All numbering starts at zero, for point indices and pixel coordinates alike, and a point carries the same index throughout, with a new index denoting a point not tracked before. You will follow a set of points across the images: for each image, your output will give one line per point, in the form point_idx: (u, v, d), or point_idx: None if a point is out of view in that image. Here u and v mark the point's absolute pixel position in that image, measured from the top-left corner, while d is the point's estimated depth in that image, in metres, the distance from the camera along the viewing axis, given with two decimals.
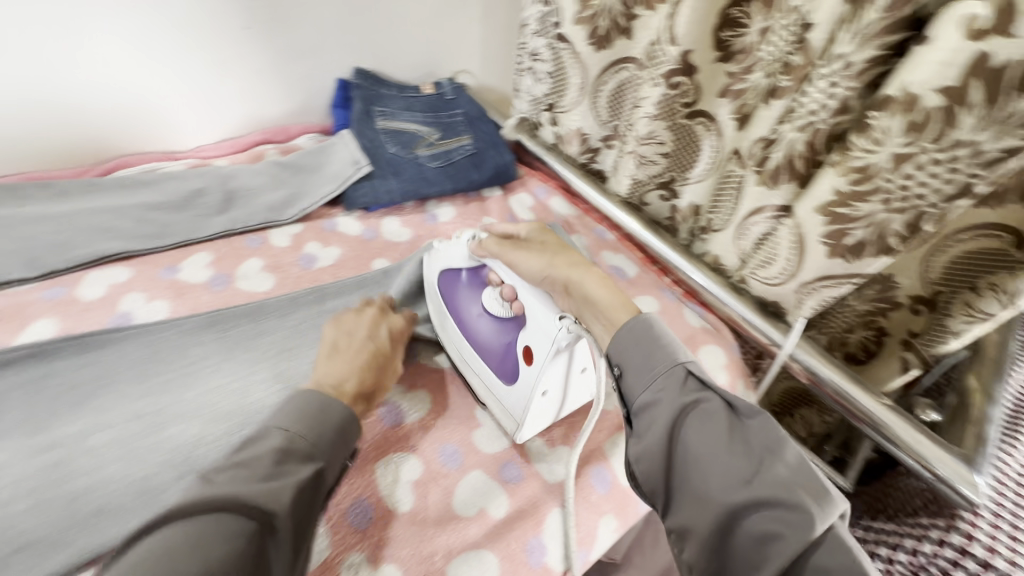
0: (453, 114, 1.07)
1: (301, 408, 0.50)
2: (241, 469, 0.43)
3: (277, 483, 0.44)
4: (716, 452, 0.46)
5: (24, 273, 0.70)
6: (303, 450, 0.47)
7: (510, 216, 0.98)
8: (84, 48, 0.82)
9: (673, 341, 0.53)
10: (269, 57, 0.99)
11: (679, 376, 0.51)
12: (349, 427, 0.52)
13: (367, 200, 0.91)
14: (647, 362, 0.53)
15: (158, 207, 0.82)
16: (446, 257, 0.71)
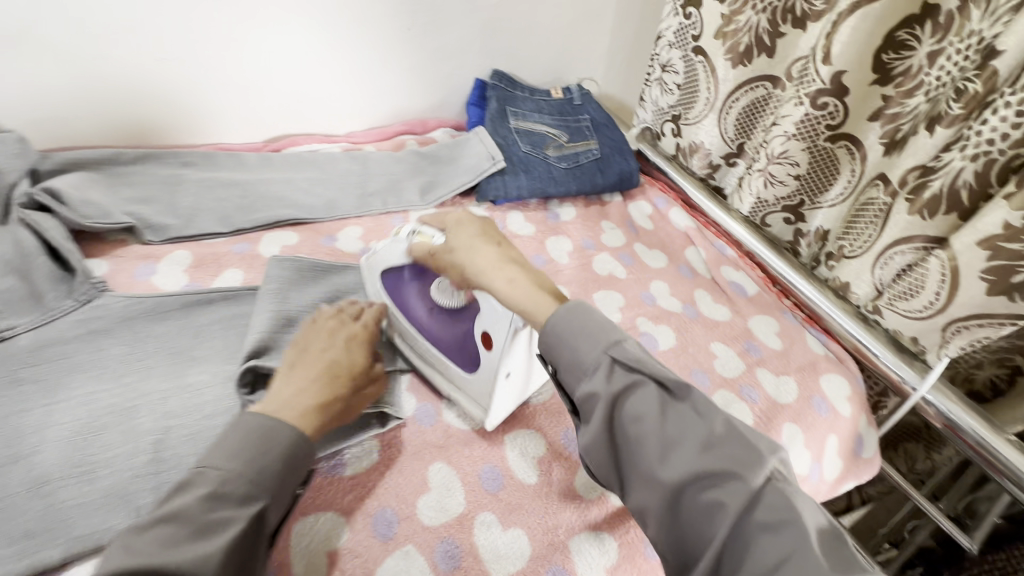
0: (580, 118, 1.11)
1: (261, 436, 0.48)
2: (173, 525, 0.41)
3: (209, 543, 0.42)
4: (659, 432, 0.48)
5: (217, 228, 0.81)
6: (231, 497, 0.45)
7: (630, 223, 1.02)
8: (271, 40, 0.92)
9: (601, 325, 0.53)
10: (419, 56, 1.08)
11: (605, 365, 0.51)
12: (301, 460, 0.50)
13: (498, 194, 0.97)
14: (573, 354, 0.52)
15: (321, 183, 0.92)
16: (385, 257, 0.69)
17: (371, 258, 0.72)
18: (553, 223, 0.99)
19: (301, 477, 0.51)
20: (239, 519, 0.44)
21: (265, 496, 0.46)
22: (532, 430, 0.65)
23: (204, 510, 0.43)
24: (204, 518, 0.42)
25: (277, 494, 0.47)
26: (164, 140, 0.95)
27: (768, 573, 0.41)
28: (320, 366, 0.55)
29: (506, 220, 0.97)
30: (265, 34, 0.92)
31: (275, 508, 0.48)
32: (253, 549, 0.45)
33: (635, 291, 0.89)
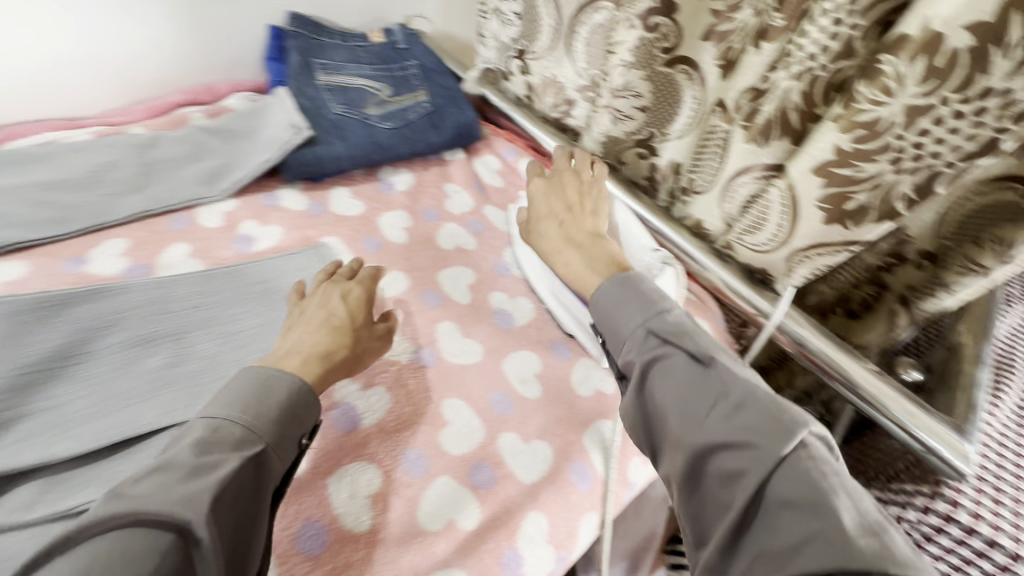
0: (406, 65, 0.95)
1: (274, 394, 0.48)
2: (162, 474, 0.39)
3: (202, 481, 0.39)
4: (680, 400, 0.48)
5: None
6: (228, 442, 0.43)
7: (476, 182, 0.90)
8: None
9: (649, 302, 0.56)
10: (183, 2, 0.84)
11: (639, 337, 0.54)
12: (305, 405, 0.49)
13: (309, 169, 0.80)
14: (613, 327, 0.56)
15: (60, 186, 0.69)
16: (539, 202, 0.77)
17: (521, 205, 0.81)
18: (385, 196, 0.84)
19: (306, 431, 0.50)
20: (234, 459, 0.42)
21: (264, 439, 0.45)
22: (363, 459, 0.54)
23: (200, 455, 0.41)
24: (188, 461, 0.40)
25: (276, 441, 0.46)
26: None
27: (791, 548, 0.40)
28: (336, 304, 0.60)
29: (327, 199, 0.81)
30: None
31: (280, 454, 0.46)
32: (254, 495, 0.43)
33: (487, 263, 0.79)
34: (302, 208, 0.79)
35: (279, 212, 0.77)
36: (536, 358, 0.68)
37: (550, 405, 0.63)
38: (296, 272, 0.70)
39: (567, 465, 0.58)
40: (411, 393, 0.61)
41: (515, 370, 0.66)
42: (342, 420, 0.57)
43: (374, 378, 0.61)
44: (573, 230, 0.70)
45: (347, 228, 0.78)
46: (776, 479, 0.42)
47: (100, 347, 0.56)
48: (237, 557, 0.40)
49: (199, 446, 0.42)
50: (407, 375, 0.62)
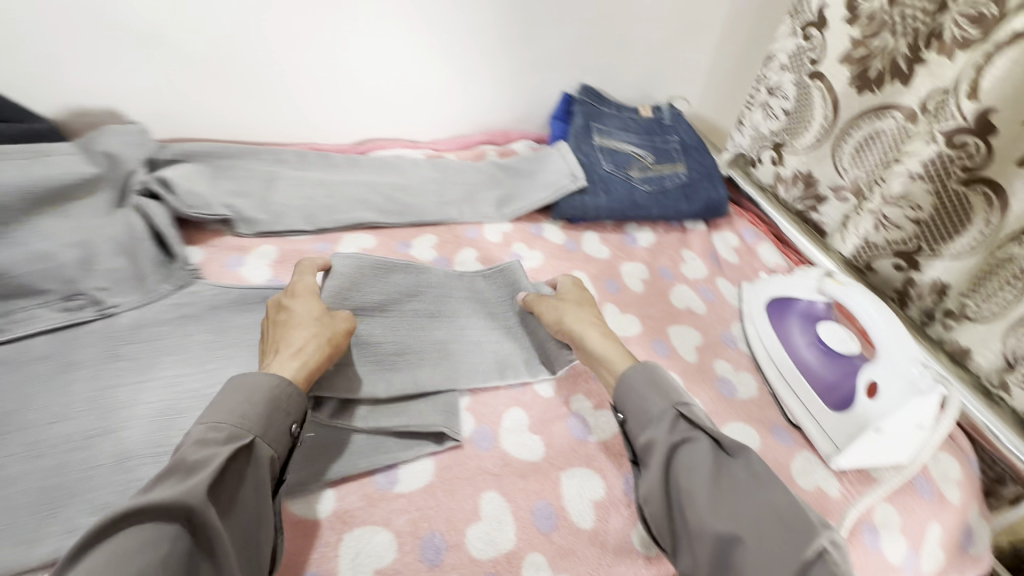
0: (668, 139, 1.06)
1: (258, 392, 0.49)
2: (162, 475, 0.41)
3: (195, 478, 0.41)
4: (705, 485, 0.49)
5: (303, 226, 0.84)
6: (216, 440, 0.44)
7: (713, 254, 0.95)
8: (361, 41, 0.91)
9: (673, 389, 0.57)
10: (511, 67, 1.05)
11: (669, 418, 0.54)
12: (291, 400, 0.51)
13: (572, 211, 0.94)
14: (639, 402, 0.56)
15: (403, 189, 0.93)
16: (783, 287, 0.80)
17: (761, 285, 0.84)
18: (628, 247, 0.94)
19: (297, 417, 0.51)
20: (218, 459, 0.43)
21: (252, 432, 0.46)
22: (591, 468, 0.61)
23: (191, 453, 0.42)
24: (185, 461, 0.42)
25: (263, 433, 0.47)
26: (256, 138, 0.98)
27: None
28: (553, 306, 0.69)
29: (581, 240, 0.94)
30: (359, 37, 0.90)
31: (272, 443, 0.48)
32: (262, 483, 0.46)
33: (715, 331, 0.83)
34: (560, 241, 0.92)
35: (543, 241, 0.92)
36: (755, 435, 0.69)
37: None
38: None
39: None
40: None
41: (734, 438, 0.68)
42: (576, 429, 0.65)
43: (604, 402, 0.69)
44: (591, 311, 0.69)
45: (594, 267, 0.89)
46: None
47: (403, 307, 0.70)
48: (252, 523, 0.44)
49: (194, 442, 0.44)
50: None
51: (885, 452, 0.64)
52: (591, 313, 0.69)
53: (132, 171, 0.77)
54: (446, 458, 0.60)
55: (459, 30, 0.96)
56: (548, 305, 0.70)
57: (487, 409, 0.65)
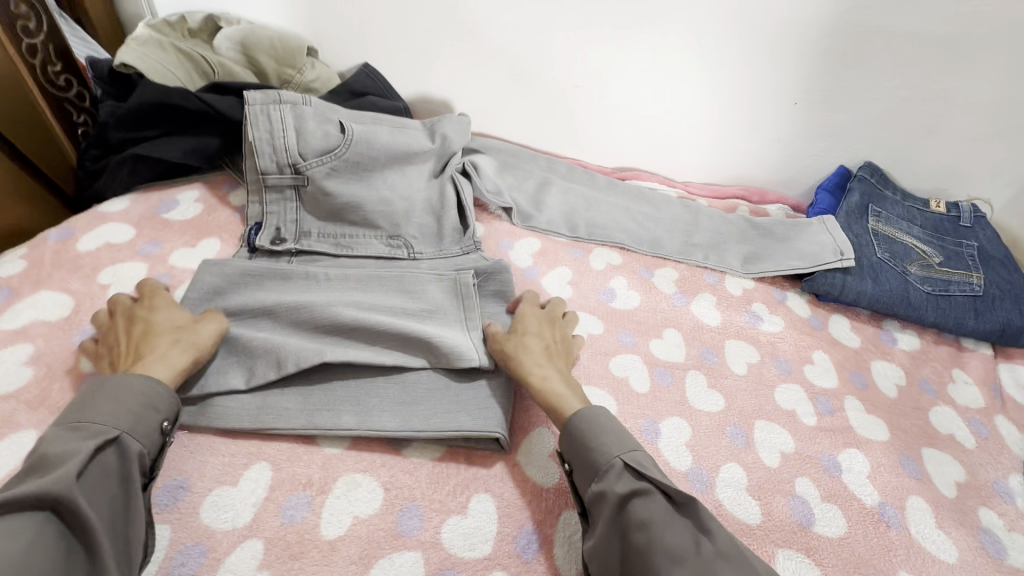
0: (963, 243, 0.93)
1: (128, 393, 0.49)
2: (27, 473, 0.42)
3: (52, 473, 0.42)
4: (665, 544, 0.46)
5: (562, 229, 0.93)
6: (86, 432, 0.45)
7: (995, 385, 0.81)
8: (655, 80, 0.96)
9: (616, 433, 0.54)
10: (792, 131, 1.03)
11: (617, 469, 0.51)
12: (161, 396, 0.51)
13: (828, 288, 0.88)
14: (587, 453, 0.53)
15: (654, 220, 0.97)
16: None
17: None
18: (884, 345, 0.85)
19: (170, 414, 0.51)
20: (81, 451, 0.44)
21: (117, 428, 0.47)
22: (811, 559, 0.57)
23: (62, 447, 0.44)
24: (45, 457, 0.43)
25: (131, 427, 0.48)
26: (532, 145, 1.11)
27: None
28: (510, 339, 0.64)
29: (828, 320, 0.87)
30: (655, 77, 0.96)
31: (142, 440, 0.48)
32: (128, 478, 0.46)
33: (984, 474, 0.70)
34: (804, 315, 0.87)
35: (785, 308, 0.88)
36: None
37: None
38: (784, 365, 0.78)
39: None
40: (869, 540, 0.60)
41: None
42: (800, 513, 0.61)
43: (835, 497, 0.63)
44: (534, 348, 0.63)
45: (841, 353, 0.82)
46: None
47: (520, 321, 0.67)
48: (120, 514, 0.45)
49: (59, 436, 0.45)
50: (868, 518, 0.62)
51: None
52: (542, 349, 0.63)
53: (451, 149, 0.92)
54: None
55: (753, 83, 0.96)
56: (497, 336, 0.64)
57: (705, 453, 0.65)
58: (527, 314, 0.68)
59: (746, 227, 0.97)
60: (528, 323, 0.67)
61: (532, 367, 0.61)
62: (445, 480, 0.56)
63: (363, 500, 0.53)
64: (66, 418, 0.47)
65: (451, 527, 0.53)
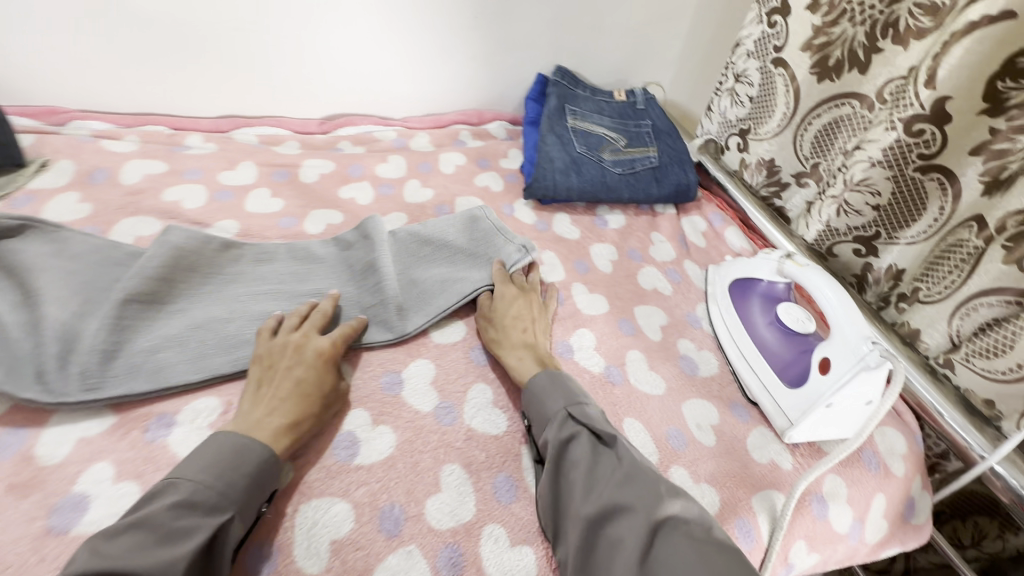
0: (641, 124, 1.06)
1: (220, 451, 0.48)
2: (142, 534, 0.42)
3: (174, 550, 0.42)
4: (590, 481, 0.52)
5: (266, 203, 0.81)
6: (202, 508, 0.45)
7: (681, 238, 0.96)
8: (322, 10, 0.88)
9: (571, 388, 0.61)
10: (483, 47, 1.03)
11: (559, 418, 0.57)
12: (240, 479, 0.48)
13: (544, 191, 0.93)
14: (538, 404, 0.59)
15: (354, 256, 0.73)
16: (743, 267, 0.82)
17: (720, 268, 0.87)
18: (599, 229, 0.94)
19: (270, 494, 0.50)
20: (204, 529, 0.44)
21: (231, 510, 0.46)
22: None
23: (164, 517, 0.43)
24: (169, 526, 0.43)
25: (243, 509, 0.47)
26: (215, 110, 0.95)
27: None
28: (288, 388, 0.55)
29: (552, 221, 0.93)
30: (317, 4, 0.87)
31: (243, 519, 0.47)
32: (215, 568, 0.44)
33: (680, 311, 0.84)
34: (531, 222, 0.92)
35: (514, 221, 0.92)
36: (713, 412, 0.71)
37: (721, 458, 0.65)
38: None
39: (733, 520, 0.59)
40: (599, 401, 0.68)
41: (692, 414, 0.70)
42: None
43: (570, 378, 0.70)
44: (270, 375, 0.56)
45: (564, 248, 0.89)
46: (662, 537, 0.47)
47: None
48: None
49: (180, 506, 0.44)
50: (597, 386, 0.70)
51: (835, 420, 0.66)
52: (525, 308, 0.71)
53: None
54: (407, 433, 0.59)
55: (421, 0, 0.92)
56: (269, 346, 0.59)
57: (450, 385, 0.65)
58: (295, 339, 0.59)
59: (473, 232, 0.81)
60: (523, 283, 0.75)
61: (524, 335, 0.68)
62: None
63: None
64: (175, 471, 0.47)
65: None
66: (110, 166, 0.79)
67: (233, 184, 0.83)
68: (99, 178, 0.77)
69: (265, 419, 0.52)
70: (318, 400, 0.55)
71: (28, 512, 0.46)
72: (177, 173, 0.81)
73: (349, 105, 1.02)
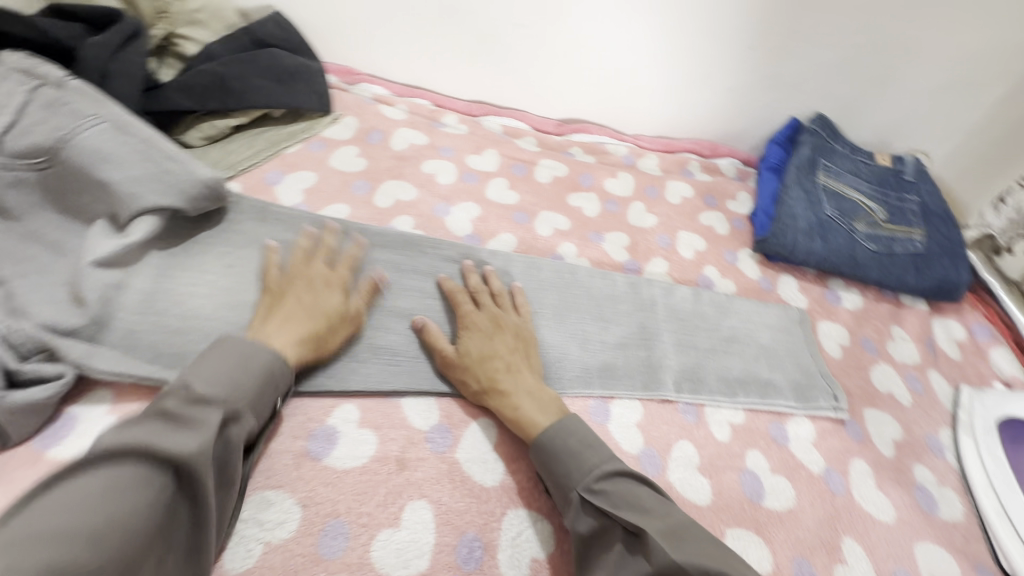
0: (907, 199, 0.92)
1: (235, 356, 0.47)
2: (154, 420, 0.37)
3: (189, 436, 0.38)
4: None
5: (502, 195, 0.84)
6: (211, 399, 0.42)
7: (930, 342, 0.82)
8: (599, 20, 0.88)
9: (572, 456, 0.51)
10: (744, 80, 0.97)
11: (575, 504, 0.49)
12: (275, 383, 0.50)
13: (778, 250, 0.85)
14: (557, 480, 0.51)
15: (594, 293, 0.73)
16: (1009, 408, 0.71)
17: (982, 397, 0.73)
18: (829, 304, 0.84)
19: (284, 390, 0.52)
20: (216, 413, 0.41)
21: (241, 402, 0.45)
22: (760, 537, 0.56)
23: (180, 407, 0.39)
24: (176, 411, 0.39)
25: (254, 405, 0.46)
26: (469, 94, 1.00)
27: None
28: (302, 306, 0.56)
29: (778, 282, 0.85)
30: (600, 13, 0.88)
31: (256, 413, 0.47)
32: (240, 444, 0.44)
33: (919, 430, 0.71)
34: (755, 278, 0.85)
35: (737, 272, 0.85)
36: (955, 569, 0.58)
37: None
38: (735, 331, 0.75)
39: None
40: (816, 506, 0.60)
41: (926, 560, 0.58)
42: (751, 488, 0.59)
43: (785, 468, 0.62)
44: (267, 297, 0.58)
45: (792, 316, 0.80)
46: None
47: None
48: (225, 483, 0.43)
49: (190, 400, 0.40)
50: (815, 488, 0.61)
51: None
52: (507, 345, 0.59)
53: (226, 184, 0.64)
54: None
55: (701, 22, 0.88)
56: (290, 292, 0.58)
57: (657, 433, 0.62)
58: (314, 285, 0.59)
59: (718, 307, 0.77)
60: (490, 305, 0.63)
61: (507, 364, 0.58)
62: (372, 490, 0.50)
63: (278, 523, 0.46)
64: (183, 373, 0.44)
65: (382, 544, 0.47)
66: (384, 130, 0.88)
67: (478, 169, 0.87)
68: (374, 139, 0.86)
69: (284, 327, 0.54)
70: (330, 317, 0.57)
71: (294, 430, 0.52)
72: (434, 148, 0.88)
73: (589, 112, 1.03)
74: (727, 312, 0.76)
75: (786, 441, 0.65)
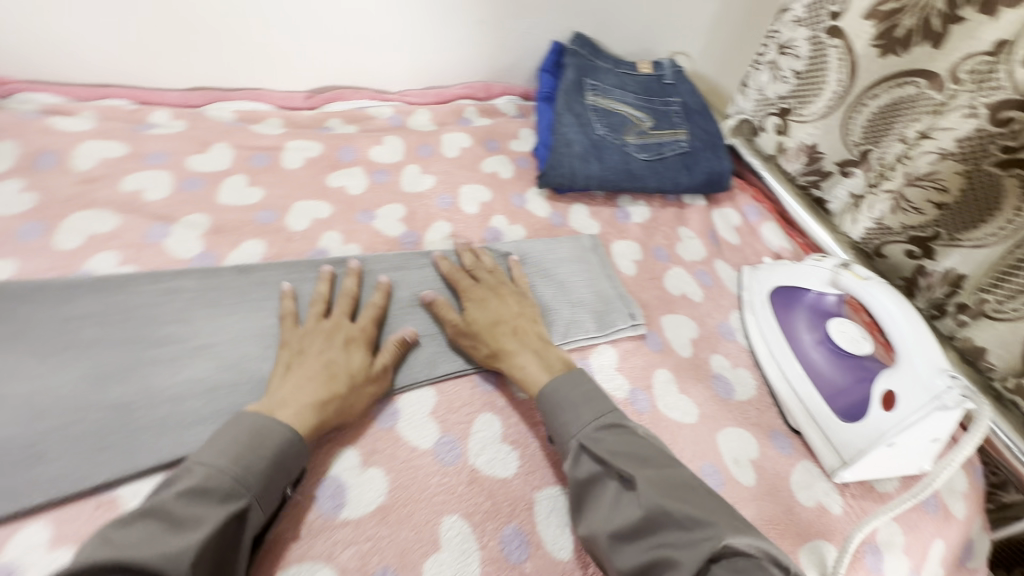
0: (670, 101, 0.94)
1: (244, 436, 0.44)
2: (153, 523, 0.37)
3: (180, 542, 0.37)
4: (606, 518, 0.45)
5: (239, 195, 0.70)
6: (215, 492, 0.41)
7: (713, 234, 0.86)
8: None
9: (574, 412, 0.52)
10: (491, 10, 0.90)
11: (575, 451, 0.49)
12: (297, 459, 0.46)
13: (561, 181, 0.83)
14: (555, 429, 0.52)
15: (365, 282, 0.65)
16: (779, 276, 0.75)
17: (760, 272, 0.77)
18: (619, 223, 0.84)
19: (294, 478, 0.47)
20: (215, 515, 0.39)
21: (248, 494, 0.42)
22: None
23: (175, 505, 0.39)
24: (170, 512, 0.38)
25: (261, 497, 0.43)
26: (184, 81, 0.83)
27: None
28: (316, 367, 0.51)
29: (568, 214, 0.83)
30: None
31: (264, 507, 0.43)
32: (240, 548, 0.41)
33: (712, 321, 0.75)
34: (545, 216, 0.82)
35: (526, 214, 0.81)
36: (753, 443, 0.62)
37: (761, 499, 0.57)
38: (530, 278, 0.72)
39: None
40: None
41: (729, 446, 0.61)
42: None
43: None
44: (286, 352, 0.54)
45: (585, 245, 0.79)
46: None
47: None
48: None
49: (192, 492, 0.40)
50: (622, 414, 0.61)
51: (901, 459, 0.59)
52: (510, 307, 0.62)
53: None
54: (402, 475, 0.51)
55: None
56: (311, 343, 0.54)
57: (453, 415, 0.57)
58: (328, 327, 0.56)
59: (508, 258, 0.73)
60: (489, 278, 0.65)
61: (514, 329, 0.59)
62: None
63: None
64: (195, 456, 0.43)
65: None
66: (60, 149, 0.68)
67: (204, 171, 0.72)
68: (47, 163, 0.66)
69: (299, 394, 0.49)
70: (346, 379, 0.51)
71: None
72: (139, 157, 0.70)
73: (338, 75, 0.90)
74: (517, 261, 0.72)
75: (591, 376, 0.64)
